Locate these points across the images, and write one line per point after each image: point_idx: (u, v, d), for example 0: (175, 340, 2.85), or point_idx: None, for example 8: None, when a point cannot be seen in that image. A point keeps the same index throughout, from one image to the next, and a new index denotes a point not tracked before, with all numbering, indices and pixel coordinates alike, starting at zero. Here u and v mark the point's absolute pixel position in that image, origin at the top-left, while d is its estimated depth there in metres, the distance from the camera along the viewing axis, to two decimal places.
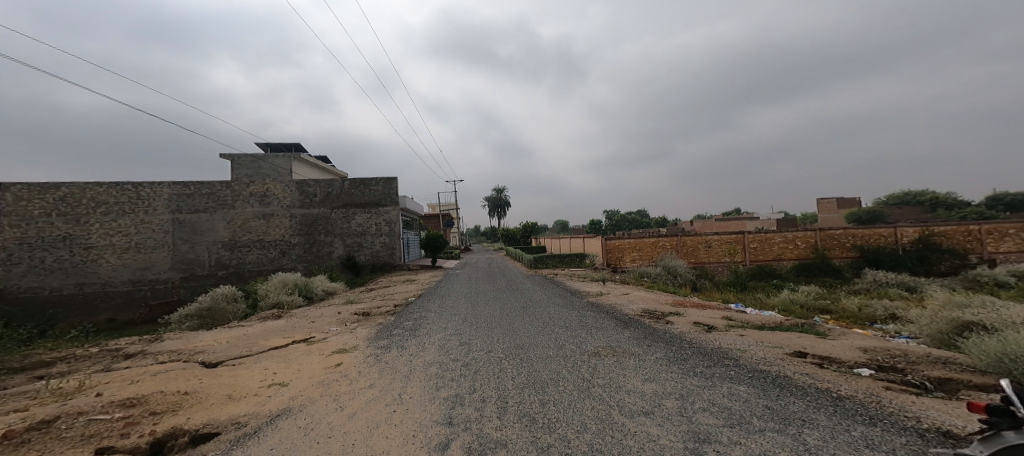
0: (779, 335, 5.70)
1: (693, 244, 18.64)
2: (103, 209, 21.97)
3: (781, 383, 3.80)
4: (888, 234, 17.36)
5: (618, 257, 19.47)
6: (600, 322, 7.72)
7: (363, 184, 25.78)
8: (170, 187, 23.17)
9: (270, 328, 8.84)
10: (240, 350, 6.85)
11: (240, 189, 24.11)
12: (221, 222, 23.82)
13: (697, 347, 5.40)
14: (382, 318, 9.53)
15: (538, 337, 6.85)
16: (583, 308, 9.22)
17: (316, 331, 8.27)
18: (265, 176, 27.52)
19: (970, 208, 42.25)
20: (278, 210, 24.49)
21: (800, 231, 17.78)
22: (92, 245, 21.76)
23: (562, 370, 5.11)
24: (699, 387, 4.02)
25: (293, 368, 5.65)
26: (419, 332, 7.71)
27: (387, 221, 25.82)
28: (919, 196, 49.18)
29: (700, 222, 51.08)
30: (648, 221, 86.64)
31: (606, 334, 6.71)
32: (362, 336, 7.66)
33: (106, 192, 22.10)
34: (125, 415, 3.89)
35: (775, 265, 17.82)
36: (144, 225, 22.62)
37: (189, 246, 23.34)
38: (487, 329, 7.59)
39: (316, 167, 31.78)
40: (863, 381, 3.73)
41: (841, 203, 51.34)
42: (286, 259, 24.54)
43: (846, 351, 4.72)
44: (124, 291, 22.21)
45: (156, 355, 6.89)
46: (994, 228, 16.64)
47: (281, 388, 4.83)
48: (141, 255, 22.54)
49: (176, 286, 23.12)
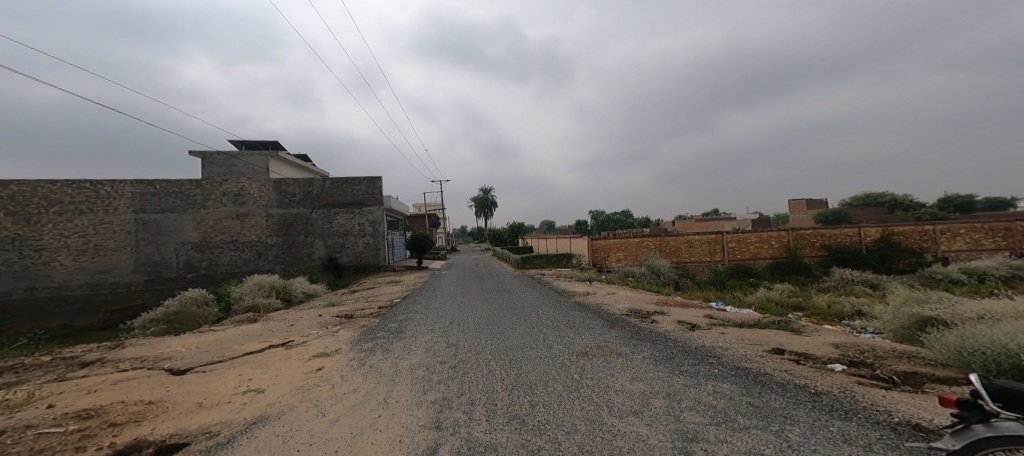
0: (758, 332, 5.90)
1: (675, 244, 19.09)
2: (58, 208, 20.59)
3: (763, 379, 3.94)
4: (853, 233, 18.30)
5: (603, 257, 19.73)
6: (587, 322, 7.80)
7: (343, 183, 25.12)
8: (134, 185, 21.94)
9: (245, 332, 8.49)
10: (213, 356, 6.55)
11: (212, 187, 23.05)
12: (191, 222, 22.74)
13: (683, 345, 5.52)
14: (365, 321, 9.30)
15: (526, 338, 6.85)
16: (570, 308, 9.27)
17: (295, 335, 7.99)
18: (239, 174, 26.47)
19: (926, 209, 45.06)
20: (253, 210, 23.57)
21: (774, 231, 18.52)
22: (45, 247, 20.35)
23: (552, 371, 5.13)
24: (685, 386, 4.11)
25: (270, 374, 5.43)
26: (405, 335, 7.57)
27: (369, 221, 25.27)
28: (881, 198, 52.05)
29: (680, 222, 52.43)
30: (630, 221, 88.20)
31: (593, 334, 6.77)
32: (345, 340, 7.46)
33: (62, 190, 20.72)
34: (81, 428, 3.63)
35: (751, 263, 18.50)
36: (105, 226, 21.34)
37: (155, 248, 22.17)
38: (474, 330, 7.54)
39: (294, 165, 30.78)
40: (838, 376, 3.90)
41: (811, 204, 53.77)
42: (262, 261, 23.63)
43: (821, 348, 4.92)
44: (82, 295, 20.87)
45: (118, 363, 6.49)
46: (947, 228, 17.79)
47: (257, 394, 4.64)
48: (101, 257, 21.25)
49: (141, 289, 21.92)
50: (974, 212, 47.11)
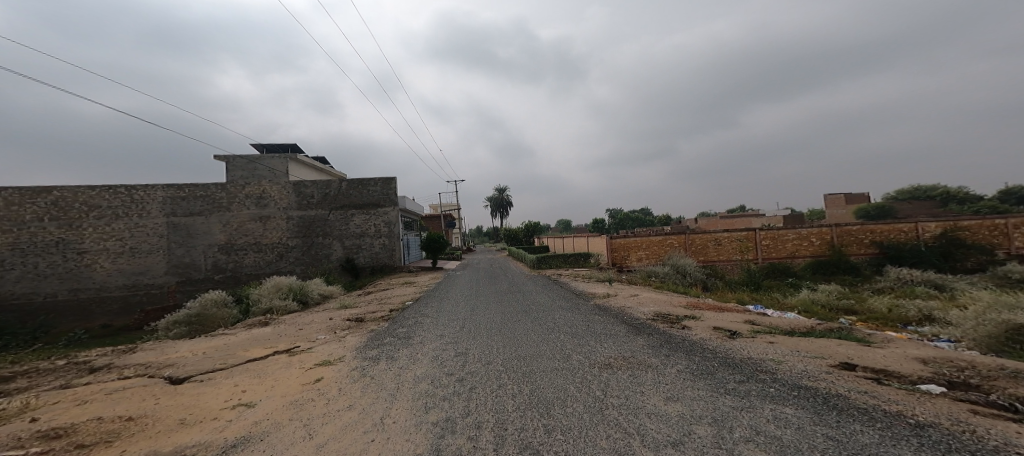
0: (814, 342, 4.97)
1: (702, 242, 17.89)
2: (96, 213, 21.57)
3: (837, 403, 3.11)
4: (908, 229, 16.59)
5: (624, 256, 18.72)
6: (610, 328, 7.05)
7: (360, 184, 25.17)
8: (164, 189, 22.71)
9: (253, 336, 8.24)
10: (215, 362, 6.26)
11: (236, 191, 23.58)
12: (217, 225, 23.34)
13: (724, 357, 4.71)
14: (375, 325, 8.90)
15: (543, 345, 6.22)
16: (590, 312, 8.55)
17: (301, 340, 7.65)
18: (261, 177, 27.06)
19: (983, 201, 41.18)
20: (275, 212, 23.96)
21: (815, 227, 17.02)
22: (85, 250, 21.38)
23: (571, 387, 4.47)
24: (736, 409, 3.33)
25: (264, 385, 5.03)
26: (413, 341, 7.10)
27: (387, 221, 25.17)
28: (930, 190, 48.00)
29: (705, 220, 50.17)
30: (652, 219, 85.44)
31: (617, 342, 6.04)
32: (350, 346, 7.02)
33: (99, 196, 21.68)
34: (44, 450, 3.25)
35: (789, 262, 17.06)
36: (139, 229, 22.19)
37: (184, 250, 22.90)
38: (487, 337, 6.96)
39: (313, 167, 31.28)
40: (940, 401, 3.01)
41: (850, 198, 50.24)
42: (284, 262, 23.99)
43: (904, 363, 3.97)
44: (119, 296, 21.80)
45: (122, 369, 6.29)
46: (1022, 222, 15.79)
47: (245, 410, 4.20)
48: (136, 260, 22.13)
49: (172, 291, 22.70)
50: None
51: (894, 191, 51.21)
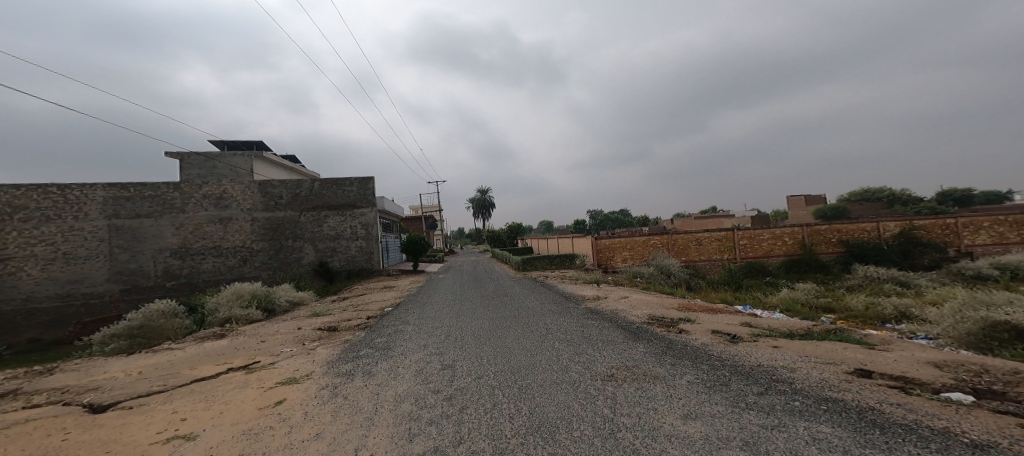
0: (823, 347, 4.78)
1: (684, 242, 18.09)
2: (22, 214, 19.24)
3: (873, 419, 2.83)
4: (871, 228, 17.47)
5: (608, 257, 18.64)
6: (606, 333, 6.70)
7: (333, 184, 23.82)
8: (105, 189, 20.57)
9: (206, 351, 7.31)
10: (153, 384, 5.37)
11: (191, 190, 21.71)
12: (169, 227, 21.40)
13: (733, 364, 4.43)
14: (349, 335, 8.14)
15: (538, 355, 5.77)
16: (582, 316, 8.18)
17: (262, 354, 6.80)
18: (221, 176, 25.15)
19: (925, 203, 44.67)
20: (237, 213, 22.25)
21: (788, 227, 17.58)
22: (10, 256, 19.03)
23: (575, 406, 4.03)
24: (763, 428, 2.99)
25: (213, 412, 4.28)
26: (393, 353, 6.46)
27: (363, 223, 23.95)
28: (879, 192, 51.63)
29: (679, 221, 51.63)
30: (628, 220, 87.41)
31: (616, 351, 5.68)
32: (320, 360, 6.29)
33: (27, 195, 19.35)
34: None
35: (765, 261, 17.52)
36: (75, 232, 19.97)
37: (130, 255, 20.85)
38: (475, 346, 6.43)
39: (281, 166, 29.48)
40: (979, 414, 2.78)
41: (810, 200, 53.22)
42: (247, 267, 22.32)
43: (921, 369, 3.80)
44: (51, 307, 19.52)
45: (33, 396, 5.28)
46: (970, 221, 16.95)
47: (184, 444, 3.48)
48: (72, 266, 19.91)
49: (116, 300, 20.59)
50: (973, 206, 46.81)
51: (849, 194, 54.62)
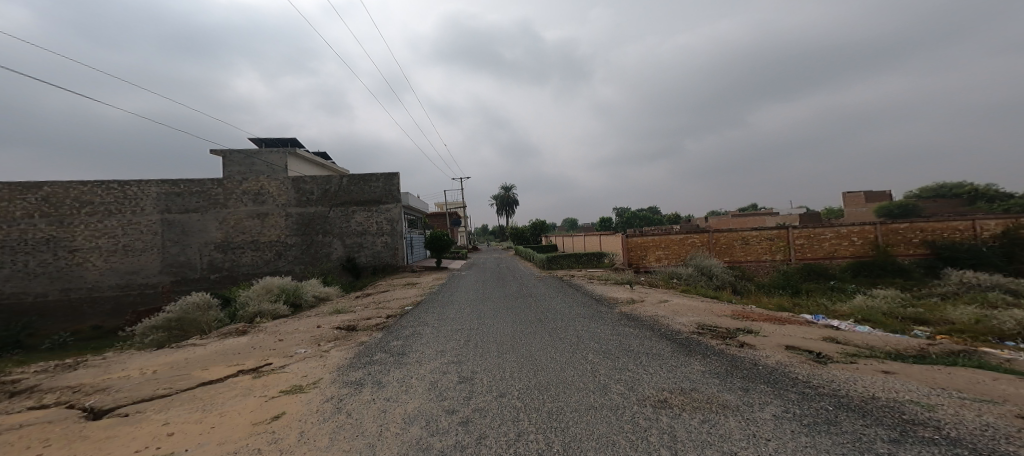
0: (957, 375, 3.58)
1: (728, 241, 16.42)
2: (87, 209, 20.76)
3: None
4: (964, 228, 14.99)
5: (641, 256, 17.28)
6: (648, 344, 5.71)
7: (362, 180, 23.98)
8: (157, 185, 21.81)
9: (222, 349, 7.06)
10: (157, 386, 5.01)
11: (232, 187, 22.61)
12: (213, 222, 22.39)
13: (834, 395, 3.34)
14: (365, 336, 7.64)
15: (568, 369, 4.96)
16: (618, 322, 7.23)
17: (275, 356, 6.39)
18: (259, 173, 26.09)
19: (1013, 199, 38.97)
20: (273, 209, 22.94)
21: (856, 225, 15.47)
22: (77, 248, 20.62)
23: (620, 441, 3.16)
24: None
25: (202, 426, 3.77)
26: (408, 359, 5.86)
27: (390, 219, 23.98)
28: (956, 187, 45.64)
29: (717, 218, 48.31)
30: (660, 217, 83.89)
31: (664, 367, 4.73)
32: (332, 365, 5.78)
33: (91, 192, 20.87)
34: None
35: (826, 263, 15.53)
36: (131, 226, 21.31)
37: (179, 249, 22.00)
38: (498, 355, 5.74)
39: (313, 162, 30.27)
40: None
41: (869, 197, 48.18)
42: (282, 261, 22.97)
43: None
44: (112, 296, 20.98)
45: (44, 394, 5.09)
46: None
47: None
48: (129, 258, 21.28)
49: (167, 291, 21.82)
50: None
51: (917, 190, 48.78)
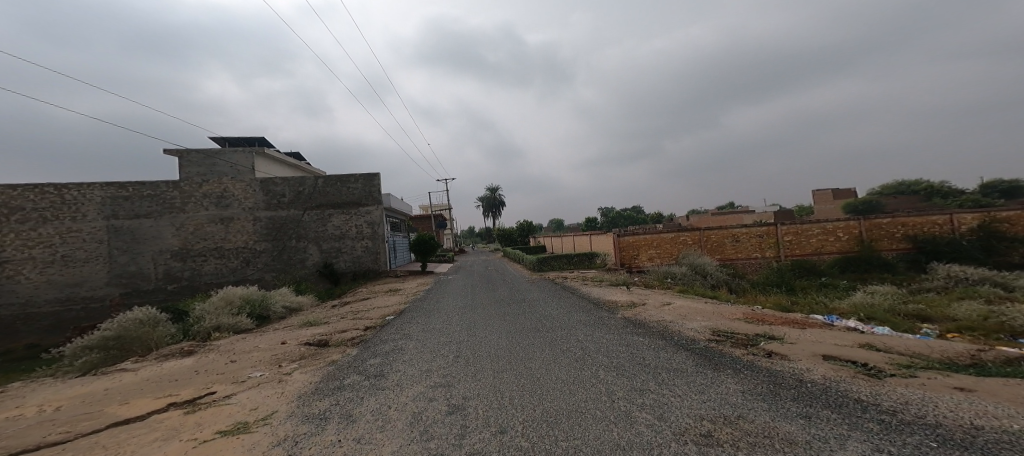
0: None
1: (719, 239, 16.18)
2: (19, 215, 18.52)
3: None
4: (944, 222, 15.28)
5: (633, 256, 16.83)
6: (666, 357, 5.00)
7: (338, 181, 22.53)
8: (103, 188, 19.73)
9: (158, 375, 5.89)
10: (52, 429, 3.87)
11: (191, 189, 20.73)
12: (169, 228, 20.45)
13: (924, 425, 2.68)
14: (337, 355, 6.61)
15: (580, 392, 4.17)
16: (625, 330, 6.50)
17: (221, 383, 5.30)
18: (222, 175, 24.18)
19: (966, 195, 41.23)
20: (238, 213, 21.19)
21: (842, 221, 15.53)
22: (8, 259, 18.38)
23: None
24: None
25: None
26: (385, 384, 4.92)
27: (369, 222, 22.65)
28: (916, 185, 48.03)
29: (696, 217, 49.22)
30: (641, 217, 84.93)
31: (694, 387, 4.01)
32: (291, 394, 4.76)
33: (23, 196, 18.62)
34: None
35: (814, 259, 15.52)
36: (73, 234, 19.15)
37: (130, 257, 19.95)
38: (494, 374, 4.89)
39: (283, 163, 28.43)
40: None
41: (837, 194, 50.17)
42: (250, 269, 21.25)
43: None
44: (51, 312, 18.75)
45: None
46: None
47: None
48: (70, 269, 19.09)
49: (116, 304, 19.71)
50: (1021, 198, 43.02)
51: (880, 187, 51.00)
